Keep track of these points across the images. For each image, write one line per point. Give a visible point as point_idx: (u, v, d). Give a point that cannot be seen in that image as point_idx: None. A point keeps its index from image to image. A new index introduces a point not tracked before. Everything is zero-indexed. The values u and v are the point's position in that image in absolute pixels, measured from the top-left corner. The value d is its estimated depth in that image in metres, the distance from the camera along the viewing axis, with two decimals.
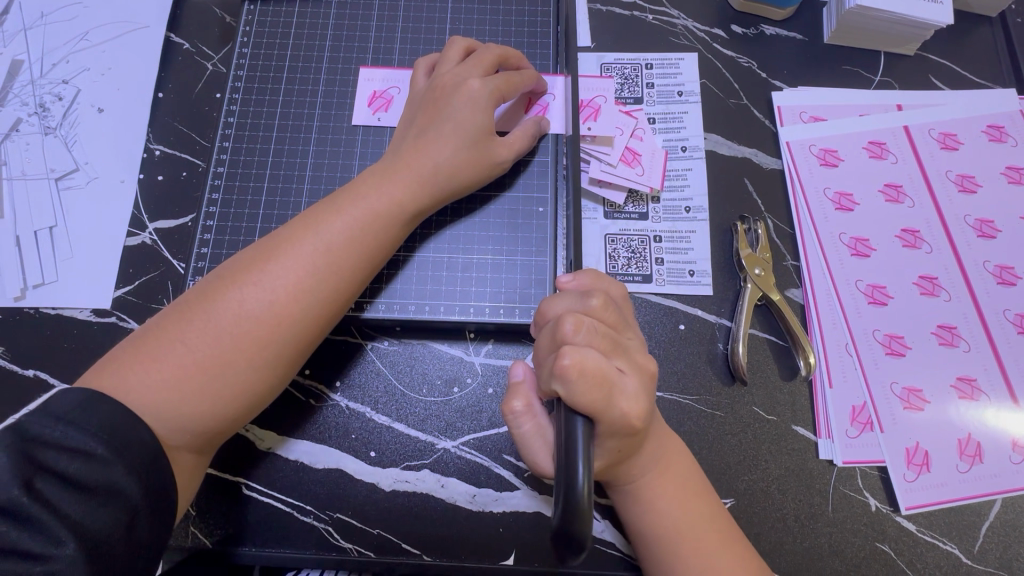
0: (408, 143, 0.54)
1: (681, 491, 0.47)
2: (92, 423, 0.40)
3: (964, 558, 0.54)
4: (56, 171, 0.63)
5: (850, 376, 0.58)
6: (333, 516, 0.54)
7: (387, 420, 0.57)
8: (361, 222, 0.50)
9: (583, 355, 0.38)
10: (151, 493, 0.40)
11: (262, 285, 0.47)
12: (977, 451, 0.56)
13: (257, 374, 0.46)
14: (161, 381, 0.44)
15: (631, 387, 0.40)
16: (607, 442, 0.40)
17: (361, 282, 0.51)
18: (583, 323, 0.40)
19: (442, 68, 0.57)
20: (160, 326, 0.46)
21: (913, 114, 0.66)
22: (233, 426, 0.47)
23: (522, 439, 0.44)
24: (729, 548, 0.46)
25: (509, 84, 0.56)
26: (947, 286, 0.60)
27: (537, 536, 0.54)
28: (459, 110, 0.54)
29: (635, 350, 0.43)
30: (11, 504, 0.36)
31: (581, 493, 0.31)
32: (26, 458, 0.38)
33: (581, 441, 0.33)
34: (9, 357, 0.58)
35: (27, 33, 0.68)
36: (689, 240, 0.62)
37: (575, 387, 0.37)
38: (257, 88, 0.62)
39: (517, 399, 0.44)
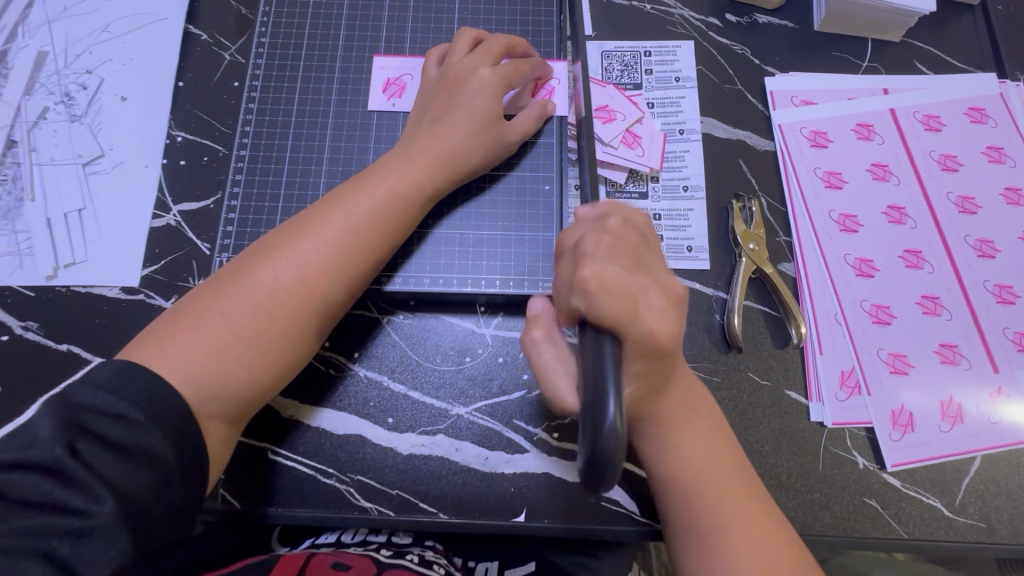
0: (423, 129, 0.57)
1: (705, 439, 0.47)
2: (132, 392, 0.42)
3: (945, 510, 0.57)
4: (83, 157, 0.66)
5: (839, 344, 0.61)
6: (354, 478, 0.58)
7: (403, 388, 0.60)
8: (382, 202, 0.53)
9: (602, 269, 0.39)
10: (184, 457, 0.43)
11: (292, 261, 0.50)
12: (957, 412, 0.59)
13: (288, 344, 0.49)
14: (199, 350, 0.46)
15: (656, 306, 0.39)
16: (634, 363, 0.39)
17: (382, 258, 0.54)
18: (601, 242, 0.42)
19: (453, 58, 0.60)
20: (196, 301, 0.49)
21: (899, 98, 0.69)
22: (264, 396, 0.50)
23: (543, 370, 0.44)
24: (753, 500, 0.46)
25: (517, 71, 0.59)
26: (931, 259, 0.64)
27: (546, 494, 0.58)
28: (472, 96, 0.57)
29: (658, 272, 0.42)
30: (54, 463, 0.38)
31: (613, 427, 0.32)
32: (70, 422, 0.40)
33: (610, 376, 0.34)
34: (43, 333, 0.61)
35: (51, 26, 0.71)
36: (687, 217, 0.65)
37: (596, 301, 0.37)
38: (276, 76, 0.66)
39: (536, 328, 0.45)
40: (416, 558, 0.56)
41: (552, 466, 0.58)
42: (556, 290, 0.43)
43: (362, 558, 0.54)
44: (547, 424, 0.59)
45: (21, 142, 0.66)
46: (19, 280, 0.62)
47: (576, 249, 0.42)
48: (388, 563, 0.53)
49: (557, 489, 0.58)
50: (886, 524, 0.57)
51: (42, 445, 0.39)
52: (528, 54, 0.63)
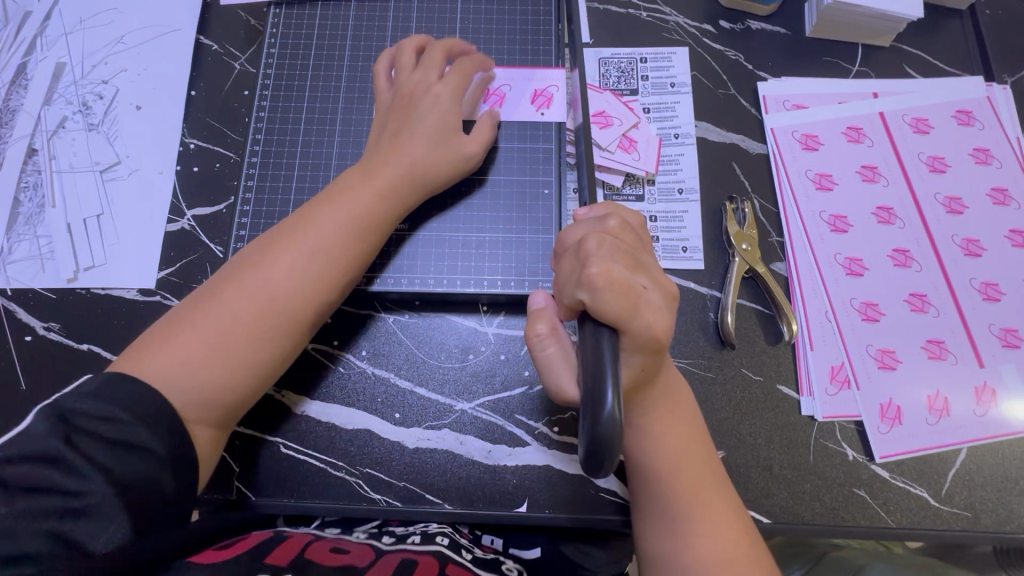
0: (384, 146, 0.59)
1: (683, 435, 0.49)
2: (118, 396, 0.45)
3: (931, 500, 0.59)
4: (100, 164, 0.69)
5: (830, 340, 0.63)
6: (362, 471, 0.60)
7: (409, 385, 0.62)
8: (348, 215, 0.55)
9: (610, 267, 0.41)
10: (173, 451, 0.45)
11: (263, 274, 0.52)
12: (944, 406, 0.61)
13: (263, 352, 0.52)
14: (175, 360, 0.48)
15: (655, 306, 0.42)
16: (632, 357, 0.42)
17: (355, 269, 0.56)
18: (604, 240, 0.43)
19: (403, 75, 0.62)
20: (174, 317, 0.51)
21: (888, 101, 0.71)
22: (243, 403, 0.52)
23: (547, 362, 0.45)
24: (719, 488, 0.49)
25: (464, 74, 0.62)
26: (918, 258, 0.66)
27: (547, 486, 0.60)
28: (427, 111, 0.59)
29: (654, 270, 0.44)
30: (52, 454, 0.41)
31: (610, 415, 0.35)
32: (61, 421, 0.43)
33: (608, 369, 0.37)
34: (65, 333, 0.63)
35: (68, 38, 0.74)
36: (683, 219, 0.67)
37: (602, 296, 0.40)
38: (285, 84, 0.68)
39: (541, 322, 0.45)
40: (417, 540, 0.59)
41: (553, 458, 0.60)
42: (560, 284, 0.44)
43: (363, 546, 0.56)
44: (548, 419, 0.62)
45: (41, 150, 0.69)
46: (41, 283, 0.65)
47: (580, 245, 0.43)
48: (389, 549, 0.56)
49: (558, 480, 0.60)
50: (875, 514, 0.59)
51: (39, 439, 0.42)
52: (467, 52, 0.65)
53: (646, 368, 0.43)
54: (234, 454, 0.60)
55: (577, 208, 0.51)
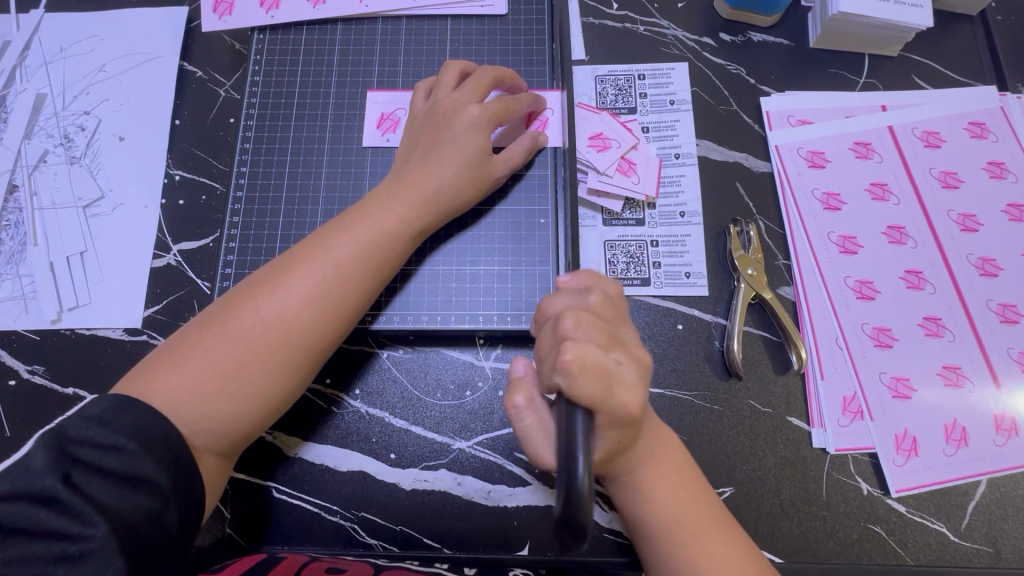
0: (413, 163, 0.57)
1: (679, 483, 0.48)
2: (125, 422, 0.43)
3: (952, 535, 0.57)
4: (83, 200, 0.67)
5: (841, 368, 0.61)
6: (358, 514, 0.58)
7: (405, 424, 0.60)
8: (368, 237, 0.54)
9: (583, 350, 0.39)
10: (178, 482, 0.44)
11: (277, 296, 0.50)
12: (962, 436, 0.59)
13: (273, 379, 0.50)
14: (183, 382, 0.47)
15: (627, 381, 0.41)
16: (607, 433, 0.40)
17: (369, 294, 0.54)
18: (582, 318, 0.42)
19: (441, 93, 0.60)
20: (186, 336, 0.50)
21: (897, 114, 0.69)
22: (251, 432, 0.50)
23: (525, 434, 0.43)
24: (727, 533, 0.47)
25: (507, 110, 0.59)
26: (932, 279, 0.63)
27: (550, 527, 0.58)
28: (462, 133, 0.57)
29: (630, 342, 0.44)
30: (47, 493, 0.39)
31: (581, 487, 0.31)
32: (61, 453, 0.41)
33: (580, 433, 0.34)
34: (50, 376, 0.62)
35: (48, 68, 0.72)
36: (685, 243, 0.65)
37: (574, 381, 0.37)
38: (271, 113, 0.66)
39: (518, 393, 0.43)
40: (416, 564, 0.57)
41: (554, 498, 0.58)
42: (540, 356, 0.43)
43: (361, 564, 0.54)
44: None
45: (22, 186, 0.67)
46: (24, 324, 0.63)
47: (558, 325, 0.42)
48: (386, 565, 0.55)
49: None
50: (892, 551, 0.57)
51: (36, 475, 0.40)
52: (517, 90, 0.63)
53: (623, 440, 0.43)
54: (226, 501, 0.58)
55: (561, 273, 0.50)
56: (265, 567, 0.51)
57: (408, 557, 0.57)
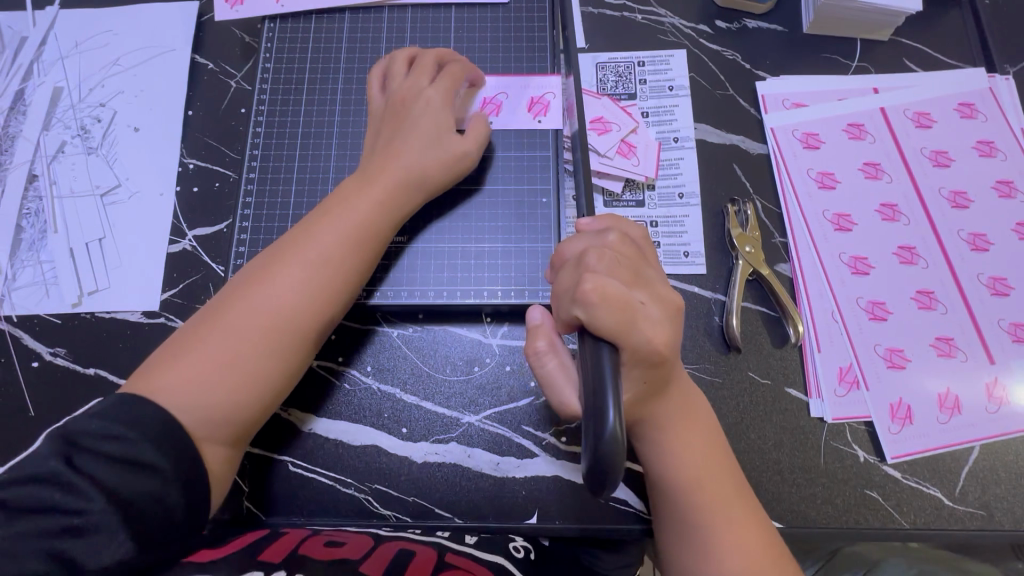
0: (380, 152, 0.59)
1: (701, 442, 0.49)
2: (126, 416, 0.45)
3: (946, 500, 0.59)
4: (100, 188, 0.69)
5: (837, 341, 0.63)
6: (371, 487, 0.60)
7: (415, 399, 0.62)
8: (351, 224, 0.55)
9: (605, 283, 0.42)
10: (181, 470, 0.46)
11: (269, 288, 0.52)
12: (955, 404, 0.61)
13: (275, 364, 0.52)
14: (186, 377, 0.49)
15: (653, 315, 0.43)
16: (632, 371, 0.43)
17: (358, 278, 0.56)
18: (604, 255, 0.45)
19: (394, 83, 0.62)
20: (183, 335, 0.52)
21: (889, 96, 0.71)
22: (257, 416, 0.52)
23: (547, 378, 0.46)
24: (744, 501, 0.49)
25: (454, 80, 0.62)
26: (924, 254, 0.65)
27: (557, 496, 0.60)
28: (421, 112, 0.59)
29: (656, 283, 0.46)
30: (54, 475, 0.42)
31: (613, 435, 0.35)
32: (64, 441, 0.43)
33: (608, 384, 0.37)
34: (71, 359, 0.64)
35: (64, 62, 0.74)
36: (683, 223, 0.67)
37: (596, 312, 0.41)
38: (280, 101, 0.68)
39: (540, 338, 0.46)
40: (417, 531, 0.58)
41: (561, 468, 0.60)
42: (558, 297, 0.46)
43: (360, 536, 0.55)
44: (555, 429, 0.61)
45: (42, 176, 0.69)
46: (45, 309, 0.65)
47: (581, 259, 0.45)
48: (388, 538, 0.55)
49: (568, 490, 0.60)
50: (888, 515, 0.58)
51: (41, 460, 0.43)
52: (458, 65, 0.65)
53: (650, 380, 0.45)
54: (244, 475, 0.60)
55: (579, 217, 0.51)
56: (268, 540, 0.53)
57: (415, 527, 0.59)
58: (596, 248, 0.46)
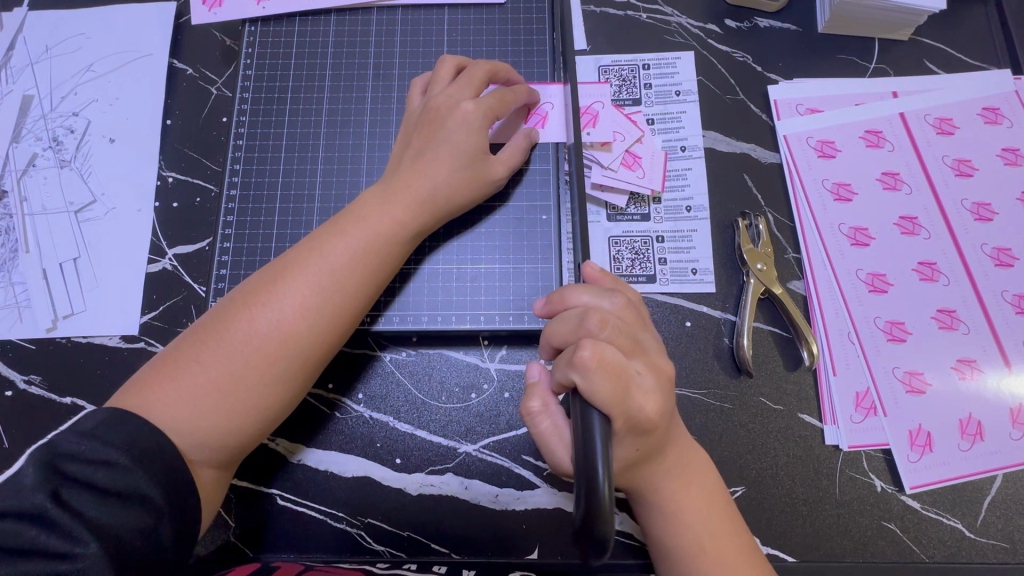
0: (406, 164, 0.55)
1: (702, 503, 0.46)
2: (118, 436, 0.42)
3: (967, 531, 0.56)
4: (74, 204, 0.65)
5: (853, 364, 0.60)
6: (364, 521, 0.57)
7: (410, 428, 0.59)
8: (365, 241, 0.52)
9: (602, 349, 0.40)
10: (173, 498, 0.43)
11: (271, 306, 0.49)
12: (978, 430, 0.58)
13: (271, 389, 0.48)
14: (179, 397, 0.46)
15: (646, 385, 0.42)
16: (625, 440, 0.41)
17: (367, 300, 0.53)
18: (608, 320, 0.42)
19: (436, 88, 0.58)
20: (180, 349, 0.49)
21: (909, 101, 0.67)
22: (250, 443, 0.49)
23: (542, 438, 0.44)
24: (747, 559, 0.46)
25: (502, 102, 0.56)
26: (945, 270, 0.62)
27: (560, 530, 0.57)
28: (455, 132, 0.55)
29: (652, 350, 0.44)
30: (37, 511, 0.38)
31: (603, 498, 0.33)
32: (51, 469, 0.40)
33: (598, 440, 0.35)
34: (46, 387, 0.61)
35: (34, 68, 0.69)
36: (691, 238, 0.63)
37: (592, 379, 0.39)
38: (263, 110, 0.64)
39: (534, 399, 0.44)
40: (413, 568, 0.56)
41: (563, 501, 0.57)
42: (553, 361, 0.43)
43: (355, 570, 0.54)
44: None
45: (12, 192, 0.65)
46: (18, 333, 0.62)
47: (582, 318, 0.43)
48: None
49: (570, 524, 0.57)
50: (907, 548, 0.56)
51: (27, 492, 0.39)
52: (513, 80, 0.60)
53: (644, 450, 0.43)
54: (229, 509, 0.57)
55: (585, 262, 0.50)
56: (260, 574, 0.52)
57: (411, 563, 0.56)
58: (601, 311, 0.43)
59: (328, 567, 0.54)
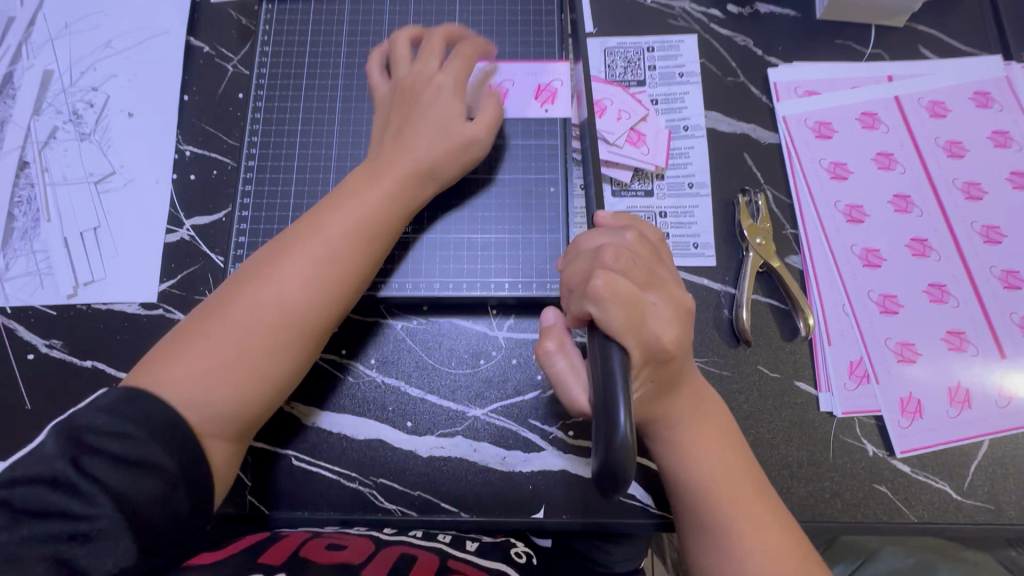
0: (389, 140, 0.57)
1: (726, 451, 0.49)
2: (131, 410, 0.44)
3: (954, 494, 0.59)
4: (94, 175, 0.67)
5: (847, 334, 0.62)
6: (375, 481, 0.60)
7: (420, 392, 0.61)
8: (362, 216, 0.54)
9: (614, 278, 0.42)
10: (185, 468, 0.45)
11: (275, 280, 0.51)
12: (965, 398, 0.60)
13: (279, 359, 0.50)
14: (189, 372, 0.48)
15: (662, 313, 0.44)
16: (643, 370, 0.43)
17: (365, 272, 0.55)
18: (622, 253, 0.44)
19: (402, 69, 0.60)
20: (186, 327, 0.50)
21: (903, 85, 0.69)
22: (261, 413, 0.51)
23: (558, 376, 0.47)
24: (767, 506, 0.48)
25: (467, 66, 0.59)
26: (936, 246, 0.65)
27: (566, 492, 0.59)
28: (431, 103, 0.57)
29: (668, 283, 0.46)
30: (57, 475, 0.40)
31: (624, 437, 0.35)
32: (69, 440, 0.42)
33: (620, 390, 0.37)
34: (68, 351, 0.62)
35: (54, 44, 0.71)
36: (693, 214, 0.66)
37: (608, 308, 0.41)
38: (280, 86, 0.66)
39: (550, 339, 0.47)
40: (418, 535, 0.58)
41: (568, 462, 0.60)
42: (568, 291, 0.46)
43: (362, 539, 0.56)
44: (562, 423, 0.60)
45: (33, 163, 0.67)
46: (40, 300, 0.64)
47: (597, 253, 0.44)
48: (388, 541, 0.56)
49: (576, 486, 0.59)
50: (896, 509, 0.58)
51: (46, 460, 0.41)
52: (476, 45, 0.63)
53: (657, 380, 0.45)
54: (246, 469, 0.59)
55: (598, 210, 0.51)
56: (270, 543, 0.54)
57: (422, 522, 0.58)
58: (614, 245, 0.45)
59: (336, 534, 0.57)
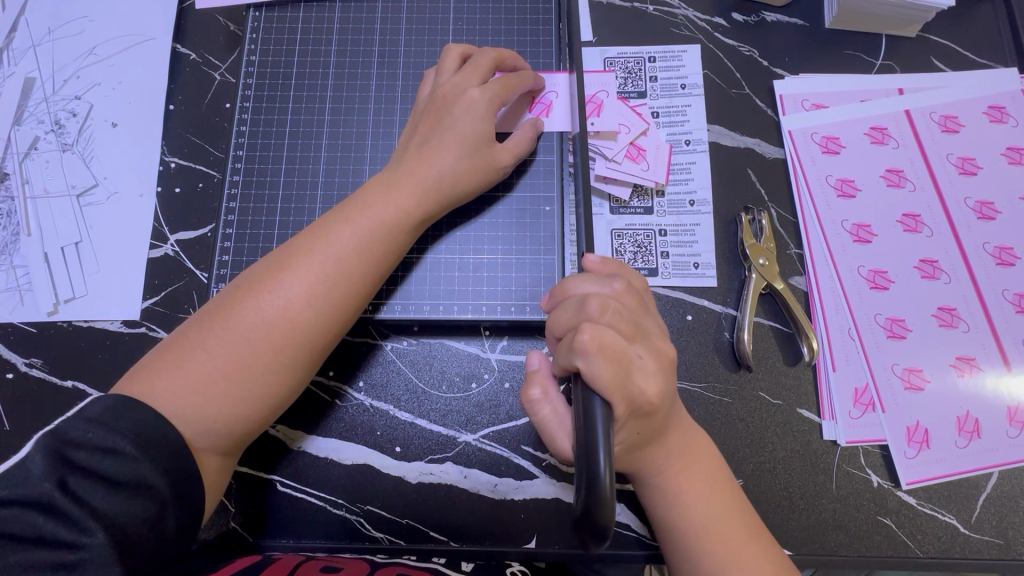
0: (412, 152, 0.55)
1: (716, 492, 0.47)
2: (124, 423, 0.42)
3: (961, 527, 0.57)
4: (77, 188, 0.65)
5: (852, 360, 0.60)
6: (363, 508, 0.58)
7: (409, 417, 0.59)
8: (370, 230, 0.52)
9: (601, 333, 0.40)
10: (177, 486, 0.43)
11: (277, 293, 0.49)
12: (975, 427, 0.58)
13: (277, 378, 0.48)
14: (185, 385, 0.46)
15: (649, 368, 0.42)
16: (627, 424, 0.41)
17: (371, 288, 0.52)
18: (608, 305, 0.42)
19: (442, 78, 0.58)
20: (184, 336, 0.49)
21: (914, 98, 0.67)
22: (256, 431, 0.49)
23: (541, 426, 0.45)
24: (763, 549, 0.46)
25: (508, 88, 0.56)
26: (947, 268, 0.62)
27: (558, 521, 0.57)
28: (461, 119, 0.55)
29: (654, 335, 0.44)
30: (44, 499, 0.39)
31: (603, 484, 0.33)
32: (58, 458, 0.40)
33: (601, 433, 0.35)
34: (48, 369, 0.61)
35: (37, 50, 0.69)
36: (694, 232, 0.63)
37: (594, 363, 0.39)
38: (267, 97, 0.64)
39: (534, 387, 0.45)
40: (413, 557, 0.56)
41: (562, 491, 0.58)
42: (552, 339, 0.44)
43: (357, 561, 0.54)
44: None
45: (14, 175, 0.65)
46: (20, 317, 0.62)
47: (582, 304, 0.42)
48: (383, 562, 0.54)
49: (568, 515, 0.57)
50: (902, 542, 0.56)
51: (34, 481, 0.39)
52: (519, 68, 0.60)
53: (641, 431, 0.43)
54: (230, 494, 0.58)
55: (587, 255, 0.49)
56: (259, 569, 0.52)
57: (410, 551, 0.57)
58: (601, 296, 0.43)
59: (331, 557, 0.55)
